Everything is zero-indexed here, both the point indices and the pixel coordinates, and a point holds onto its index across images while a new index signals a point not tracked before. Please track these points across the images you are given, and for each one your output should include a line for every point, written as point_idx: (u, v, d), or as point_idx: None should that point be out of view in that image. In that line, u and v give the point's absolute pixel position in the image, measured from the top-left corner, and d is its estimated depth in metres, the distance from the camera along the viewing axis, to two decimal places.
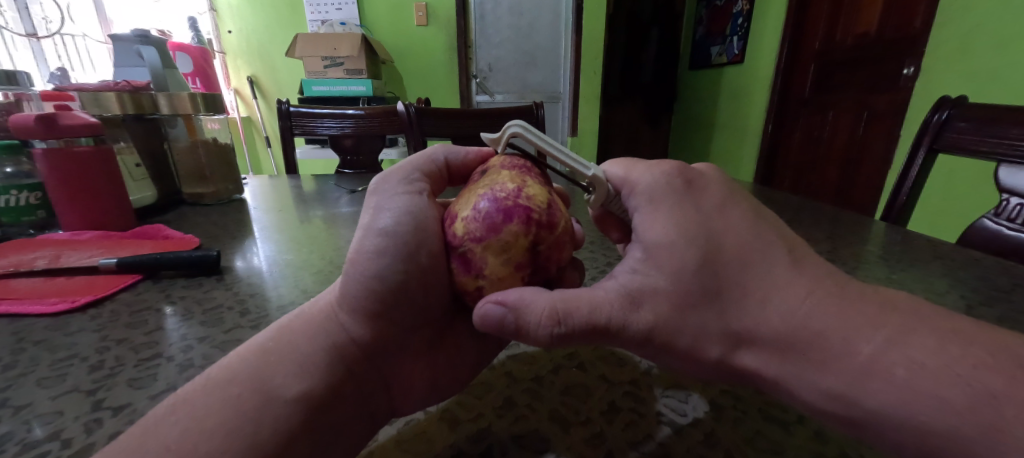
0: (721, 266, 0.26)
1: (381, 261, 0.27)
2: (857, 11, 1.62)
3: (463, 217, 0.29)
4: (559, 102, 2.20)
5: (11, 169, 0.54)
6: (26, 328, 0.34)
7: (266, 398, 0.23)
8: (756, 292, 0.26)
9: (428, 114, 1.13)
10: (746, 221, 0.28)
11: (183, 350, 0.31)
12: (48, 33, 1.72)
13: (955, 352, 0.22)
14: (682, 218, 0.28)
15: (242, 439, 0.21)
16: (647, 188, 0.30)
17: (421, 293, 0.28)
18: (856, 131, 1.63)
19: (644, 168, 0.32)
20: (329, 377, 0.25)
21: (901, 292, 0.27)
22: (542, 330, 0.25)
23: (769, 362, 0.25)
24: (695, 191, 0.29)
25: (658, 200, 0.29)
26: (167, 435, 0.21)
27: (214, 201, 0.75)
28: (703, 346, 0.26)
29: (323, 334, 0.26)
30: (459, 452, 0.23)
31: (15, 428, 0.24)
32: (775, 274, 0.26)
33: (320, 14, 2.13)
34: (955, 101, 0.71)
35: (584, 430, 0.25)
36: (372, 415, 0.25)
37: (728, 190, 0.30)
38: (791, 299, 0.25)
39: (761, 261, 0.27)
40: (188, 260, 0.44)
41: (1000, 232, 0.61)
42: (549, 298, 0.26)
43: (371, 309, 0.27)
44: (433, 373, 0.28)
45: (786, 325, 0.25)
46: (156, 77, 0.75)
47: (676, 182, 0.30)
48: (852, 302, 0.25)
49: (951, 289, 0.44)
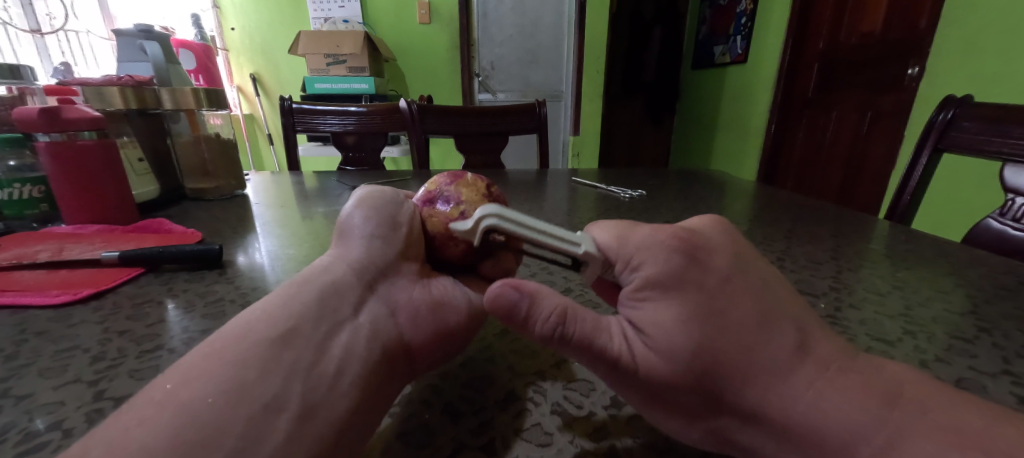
0: (727, 346, 0.22)
1: (377, 200, 0.32)
2: (862, 9, 1.62)
3: (433, 184, 0.34)
4: (561, 101, 2.20)
5: (14, 162, 0.54)
6: (26, 320, 0.34)
7: (247, 343, 0.22)
8: (761, 375, 0.22)
9: (430, 111, 1.13)
10: (749, 298, 0.24)
11: (185, 342, 0.31)
12: (51, 29, 1.73)
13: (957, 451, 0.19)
14: (686, 302, 0.23)
15: (227, 381, 0.20)
16: (653, 271, 0.24)
17: (405, 228, 0.32)
18: (859, 131, 1.63)
19: (643, 236, 0.26)
20: (323, 318, 0.24)
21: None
22: (547, 326, 0.24)
23: (767, 444, 0.22)
24: (697, 267, 0.24)
25: (660, 284, 0.24)
26: (159, 385, 0.20)
27: (217, 196, 0.76)
28: (688, 426, 0.23)
29: (333, 268, 0.28)
30: (461, 446, 0.23)
31: (17, 418, 0.24)
32: (782, 356, 0.22)
33: (324, 12, 2.13)
34: (961, 101, 0.70)
35: (586, 424, 0.24)
36: (377, 346, 0.24)
37: (731, 257, 0.25)
38: (791, 389, 0.22)
39: (767, 344, 0.22)
40: (188, 254, 0.44)
41: (1005, 232, 0.61)
42: (563, 298, 0.25)
43: (376, 232, 0.30)
44: (431, 297, 0.29)
45: (792, 416, 0.21)
46: (159, 72, 0.75)
47: (677, 257, 0.24)
48: (849, 388, 0.21)
49: (958, 288, 0.43)
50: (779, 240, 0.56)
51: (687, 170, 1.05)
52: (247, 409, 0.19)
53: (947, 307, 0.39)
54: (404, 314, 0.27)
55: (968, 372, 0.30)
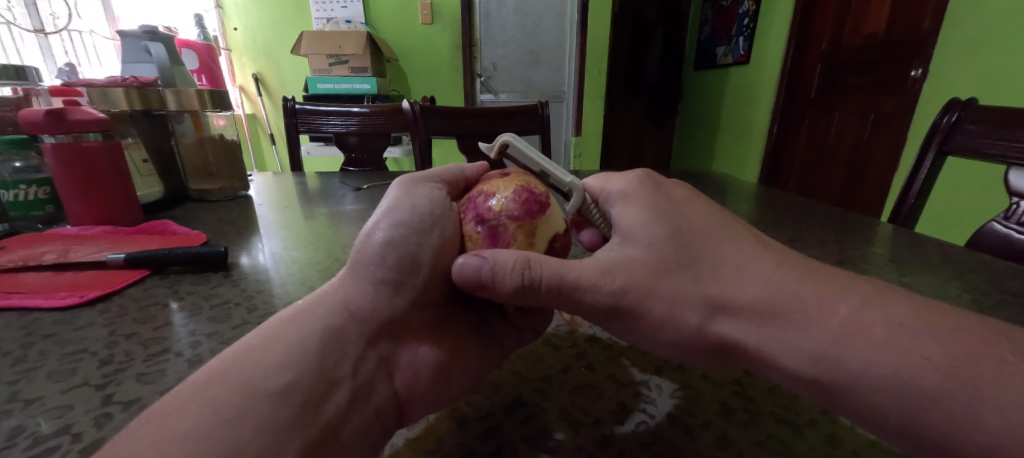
0: (691, 241, 0.29)
1: (399, 229, 0.29)
2: (866, 11, 1.61)
3: (502, 198, 0.33)
4: (563, 102, 2.20)
5: (20, 163, 0.55)
6: (33, 323, 0.34)
7: (246, 394, 0.22)
8: (729, 266, 0.29)
9: (434, 112, 1.13)
10: (705, 213, 0.32)
11: (192, 345, 0.31)
12: (55, 28, 1.75)
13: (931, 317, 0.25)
14: (649, 210, 0.31)
15: (221, 441, 0.20)
16: (623, 188, 0.34)
17: (426, 270, 0.30)
18: (862, 133, 1.62)
19: (620, 177, 0.36)
20: (321, 375, 0.24)
21: (792, 296, 0.27)
22: (513, 277, 0.27)
23: (750, 328, 0.27)
24: (661, 187, 0.34)
25: (631, 196, 0.33)
26: (149, 434, 0.20)
27: (220, 197, 0.76)
28: (680, 313, 0.28)
29: (331, 311, 0.27)
30: (469, 451, 0.23)
31: (25, 422, 0.24)
32: (747, 252, 0.29)
33: (325, 12, 2.13)
34: (966, 103, 0.70)
35: (595, 431, 0.24)
36: (368, 412, 0.24)
37: (690, 191, 0.35)
38: (763, 268, 0.28)
39: (728, 241, 0.30)
40: (194, 255, 0.44)
41: (1010, 236, 0.61)
42: (520, 250, 0.28)
43: (387, 278, 0.29)
44: (436, 359, 0.29)
45: (757, 296, 0.27)
46: (163, 72, 0.74)
47: (647, 182, 0.35)
48: (822, 271, 0.28)
49: (963, 292, 0.43)
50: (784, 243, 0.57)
51: (689, 171, 1.05)
52: None
53: None
54: (402, 375, 0.27)
55: None
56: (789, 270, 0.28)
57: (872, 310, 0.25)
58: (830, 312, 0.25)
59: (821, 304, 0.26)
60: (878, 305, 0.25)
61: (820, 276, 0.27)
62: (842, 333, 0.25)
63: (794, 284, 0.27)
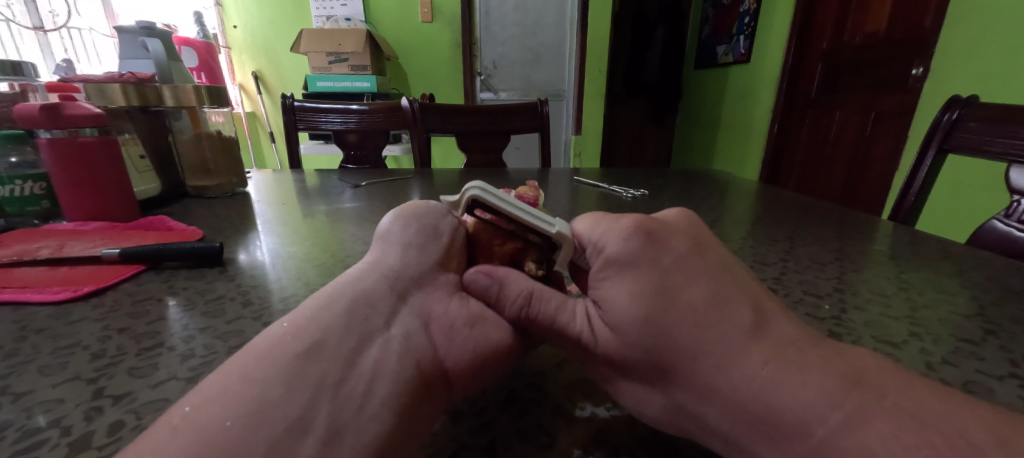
0: (668, 326, 0.23)
1: (419, 212, 0.32)
2: (866, 10, 1.61)
3: None
4: (564, 100, 2.19)
5: (16, 158, 0.54)
6: (26, 317, 0.34)
7: (271, 357, 0.21)
8: (707, 357, 0.23)
9: (433, 110, 1.13)
10: (704, 283, 0.24)
11: (184, 340, 0.31)
12: (54, 26, 1.76)
13: (912, 439, 0.18)
14: (632, 292, 0.24)
15: (251, 400, 0.19)
16: (609, 253, 0.26)
17: (446, 238, 0.31)
18: (864, 131, 1.62)
19: (607, 228, 0.27)
20: (351, 331, 0.24)
21: (763, 395, 0.21)
22: (514, 305, 0.27)
23: (720, 429, 0.22)
24: (653, 247, 0.25)
25: (613, 266, 0.26)
26: (179, 405, 0.19)
27: (218, 194, 0.76)
28: (645, 400, 0.24)
29: (368, 278, 0.28)
30: (460, 448, 0.23)
31: (16, 416, 0.24)
32: (729, 340, 0.22)
33: (325, 10, 2.12)
34: (966, 101, 0.70)
35: (588, 425, 0.24)
36: (411, 365, 0.23)
37: (693, 241, 0.26)
38: (744, 367, 0.22)
39: (716, 324, 0.23)
40: (189, 250, 0.44)
41: (1011, 234, 0.60)
42: (530, 281, 0.28)
43: (414, 240, 0.30)
44: (468, 312, 0.27)
45: (743, 392, 0.21)
46: (161, 69, 0.74)
47: (635, 239, 0.25)
48: (811, 369, 0.21)
49: (965, 289, 0.43)
50: (783, 241, 0.56)
51: (689, 169, 1.05)
52: (272, 429, 0.18)
53: (953, 310, 0.38)
54: (437, 327, 0.26)
55: (972, 373, 0.29)
56: (783, 367, 0.21)
57: (853, 434, 0.19)
58: (805, 431, 0.20)
59: (799, 421, 0.20)
60: (873, 418, 0.19)
61: (828, 370, 0.21)
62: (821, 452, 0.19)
63: (778, 386, 0.21)
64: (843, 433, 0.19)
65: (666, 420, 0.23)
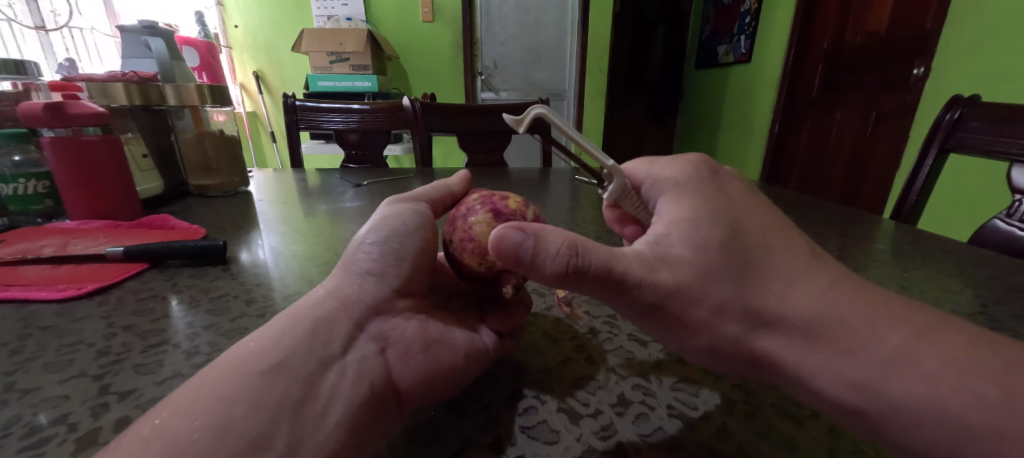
0: (747, 245, 0.27)
1: (388, 235, 0.29)
2: (868, 9, 1.61)
3: (520, 200, 0.33)
4: (565, 99, 2.19)
5: (19, 157, 0.54)
6: (31, 314, 0.34)
7: (237, 374, 0.22)
8: (781, 278, 0.26)
9: (434, 109, 1.12)
10: (766, 215, 0.30)
11: (189, 337, 0.31)
12: (56, 25, 1.76)
13: (972, 358, 0.23)
14: (706, 211, 0.29)
15: (216, 416, 0.20)
16: (680, 180, 0.32)
17: (410, 262, 0.29)
18: (864, 131, 1.62)
19: (672, 165, 0.33)
20: (312, 352, 0.23)
21: (841, 314, 0.25)
22: (557, 261, 0.25)
23: (792, 344, 0.25)
24: (721, 181, 0.31)
25: (685, 192, 0.31)
26: (152, 416, 0.21)
27: (221, 193, 0.76)
28: (721, 320, 0.26)
29: (324, 304, 0.26)
30: (467, 442, 0.23)
31: (22, 412, 0.24)
32: (799, 262, 0.27)
33: (326, 10, 2.12)
34: (968, 100, 0.70)
35: (594, 422, 0.24)
36: (366, 386, 0.23)
37: (748, 189, 0.32)
38: (815, 287, 0.26)
39: (784, 248, 0.28)
40: (192, 249, 0.44)
41: (1013, 233, 0.60)
42: (565, 233, 0.26)
43: (374, 269, 0.28)
44: (426, 335, 0.27)
45: (818, 308, 0.25)
46: (163, 68, 0.74)
47: (705, 173, 0.32)
48: (870, 295, 0.26)
49: (966, 288, 0.43)
50: None
51: None
52: (234, 444, 0.19)
53: (954, 308, 0.39)
54: (394, 350, 0.26)
55: None
56: (846, 290, 0.26)
57: (922, 343, 0.23)
58: (879, 341, 0.24)
59: (873, 331, 0.24)
60: (933, 335, 0.24)
61: (879, 302, 0.25)
62: (893, 364, 0.23)
63: (846, 304, 0.25)
64: (908, 347, 0.23)
65: (740, 334, 0.26)
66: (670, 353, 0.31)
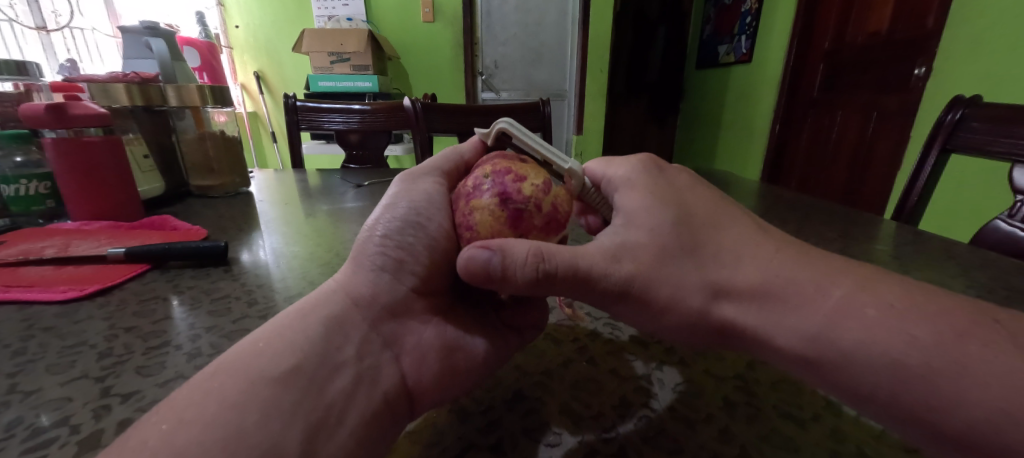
0: (694, 227, 0.28)
1: (401, 228, 0.30)
2: (869, 9, 1.60)
3: (534, 184, 0.31)
4: (565, 99, 2.23)
5: (20, 158, 0.54)
6: (33, 316, 0.34)
7: (250, 379, 0.22)
8: (730, 254, 0.28)
9: (435, 109, 1.12)
10: (710, 200, 0.31)
11: (191, 338, 0.31)
12: (57, 26, 1.76)
13: (921, 306, 0.24)
14: (655, 196, 0.30)
15: (226, 425, 0.20)
16: (628, 176, 0.33)
17: (426, 260, 0.29)
18: (865, 131, 1.61)
19: (621, 162, 0.34)
20: (324, 359, 0.24)
21: (787, 278, 0.26)
22: (526, 270, 0.26)
23: (748, 310, 0.26)
24: (664, 173, 0.33)
25: (636, 183, 0.32)
26: (155, 422, 0.20)
27: (222, 194, 0.76)
28: (683, 298, 0.27)
29: (334, 302, 0.27)
30: (469, 445, 0.23)
31: (23, 415, 0.24)
32: (743, 235, 0.29)
33: (327, 10, 2.12)
34: (969, 100, 0.69)
35: (597, 424, 0.24)
36: (379, 395, 0.24)
37: (691, 176, 0.34)
38: (762, 255, 0.27)
39: (729, 225, 0.29)
40: (194, 250, 0.44)
41: (1014, 233, 0.60)
42: (531, 242, 0.27)
43: (387, 264, 0.29)
44: (443, 341, 0.28)
45: (763, 275, 0.26)
46: (164, 68, 0.74)
47: (651, 167, 0.33)
48: (811, 256, 0.27)
49: (968, 289, 0.43)
50: None
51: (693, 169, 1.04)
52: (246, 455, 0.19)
53: None
54: (409, 358, 0.27)
55: None
56: (788, 256, 0.27)
57: (865, 292, 0.24)
58: (823, 295, 0.25)
59: (817, 286, 0.25)
60: (877, 288, 0.25)
61: (817, 261, 0.27)
62: (835, 315, 0.24)
63: (791, 267, 0.26)
64: (850, 298, 0.24)
65: (698, 313, 0.27)
66: (672, 355, 0.31)
